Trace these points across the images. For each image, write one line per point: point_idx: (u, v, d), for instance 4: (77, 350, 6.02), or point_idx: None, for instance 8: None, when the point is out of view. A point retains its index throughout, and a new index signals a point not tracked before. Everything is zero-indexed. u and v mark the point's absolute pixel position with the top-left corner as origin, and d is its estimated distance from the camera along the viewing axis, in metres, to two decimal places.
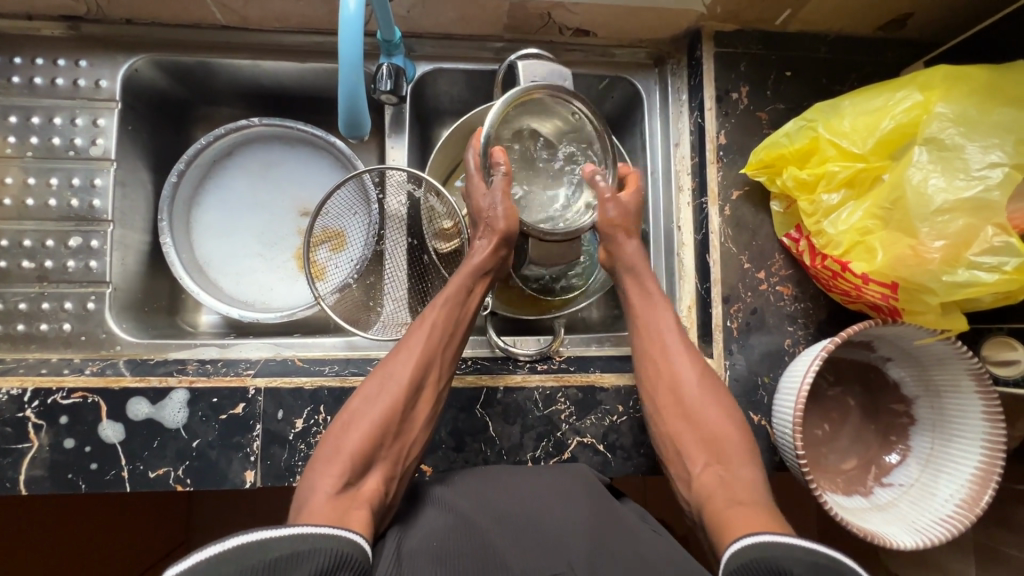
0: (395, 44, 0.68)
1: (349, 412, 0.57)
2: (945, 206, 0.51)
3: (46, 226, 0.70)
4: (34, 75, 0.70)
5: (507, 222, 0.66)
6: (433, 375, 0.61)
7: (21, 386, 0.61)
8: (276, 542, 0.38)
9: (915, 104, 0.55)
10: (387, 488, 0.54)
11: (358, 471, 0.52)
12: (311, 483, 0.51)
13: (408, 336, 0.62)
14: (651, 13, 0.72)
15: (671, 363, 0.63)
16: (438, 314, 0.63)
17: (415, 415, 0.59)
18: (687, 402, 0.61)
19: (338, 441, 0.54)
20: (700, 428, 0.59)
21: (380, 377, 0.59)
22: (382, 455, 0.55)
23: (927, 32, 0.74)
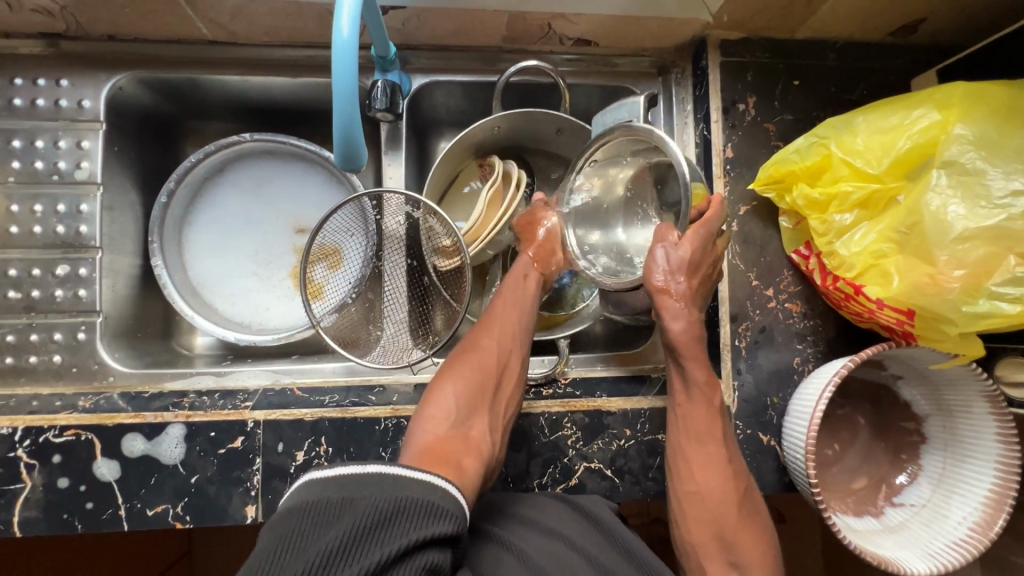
0: (390, 60, 0.66)
1: (444, 373, 0.60)
2: (965, 233, 0.49)
3: (31, 254, 0.68)
4: (13, 95, 0.67)
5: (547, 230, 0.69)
6: (517, 342, 0.64)
7: (11, 425, 0.59)
8: (414, 483, 0.40)
9: (933, 124, 0.53)
10: (492, 437, 0.56)
11: (462, 419, 0.55)
12: (419, 433, 0.54)
13: (492, 309, 0.66)
14: (655, 22, 0.69)
15: (703, 467, 0.59)
16: (513, 288, 0.67)
17: (507, 379, 0.62)
18: (716, 515, 0.58)
19: (437, 397, 0.57)
20: (729, 538, 0.57)
21: (471, 343, 0.63)
22: (481, 410, 0.57)
23: (939, 37, 0.72)
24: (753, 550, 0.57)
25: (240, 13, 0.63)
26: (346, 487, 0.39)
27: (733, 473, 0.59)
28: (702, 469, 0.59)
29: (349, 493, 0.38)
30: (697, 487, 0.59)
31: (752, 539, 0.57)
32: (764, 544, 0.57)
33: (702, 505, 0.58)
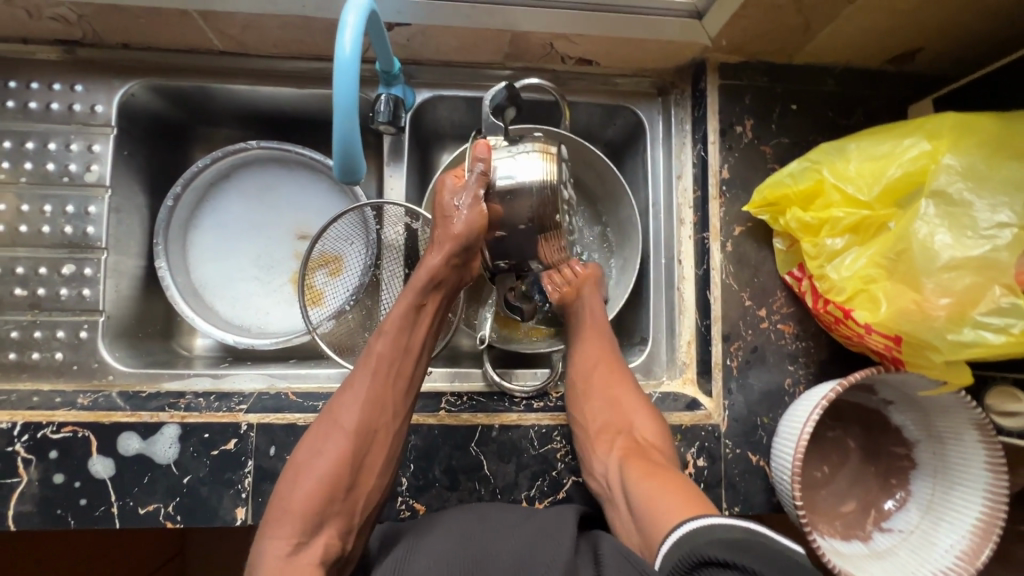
0: (394, 75, 0.67)
1: (294, 465, 0.56)
2: (951, 262, 0.50)
3: (39, 254, 0.69)
4: (29, 99, 0.69)
5: (472, 225, 0.59)
6: (387, 414, 0.59)
7: (11, 420, 0.60)
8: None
9: (923, 154, 0.54)
10: (344, 541, 0.54)
11: (310, 528, 0.52)
12: (262, 543, 0.51)
13: (356, 377, 0.60)
14: (655, 44, 0.70)
15: (591, 354, 0.70)
16: (382, 345, 0.61)
17: (370, 457, 0.57)
18: (600, 391, 0.67)
19: (285, 501, 0.53)
20: (611, 416, 0.66)
21: (327, 421, 0.58)
22: (333, 511, 0.53)
23: (936, 66, 0.73)
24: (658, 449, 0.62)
25: (250, 26, 0.66)
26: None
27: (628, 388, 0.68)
28: (585, 346, 0.70)
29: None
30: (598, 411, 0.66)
31: (633, 403, 0.66)
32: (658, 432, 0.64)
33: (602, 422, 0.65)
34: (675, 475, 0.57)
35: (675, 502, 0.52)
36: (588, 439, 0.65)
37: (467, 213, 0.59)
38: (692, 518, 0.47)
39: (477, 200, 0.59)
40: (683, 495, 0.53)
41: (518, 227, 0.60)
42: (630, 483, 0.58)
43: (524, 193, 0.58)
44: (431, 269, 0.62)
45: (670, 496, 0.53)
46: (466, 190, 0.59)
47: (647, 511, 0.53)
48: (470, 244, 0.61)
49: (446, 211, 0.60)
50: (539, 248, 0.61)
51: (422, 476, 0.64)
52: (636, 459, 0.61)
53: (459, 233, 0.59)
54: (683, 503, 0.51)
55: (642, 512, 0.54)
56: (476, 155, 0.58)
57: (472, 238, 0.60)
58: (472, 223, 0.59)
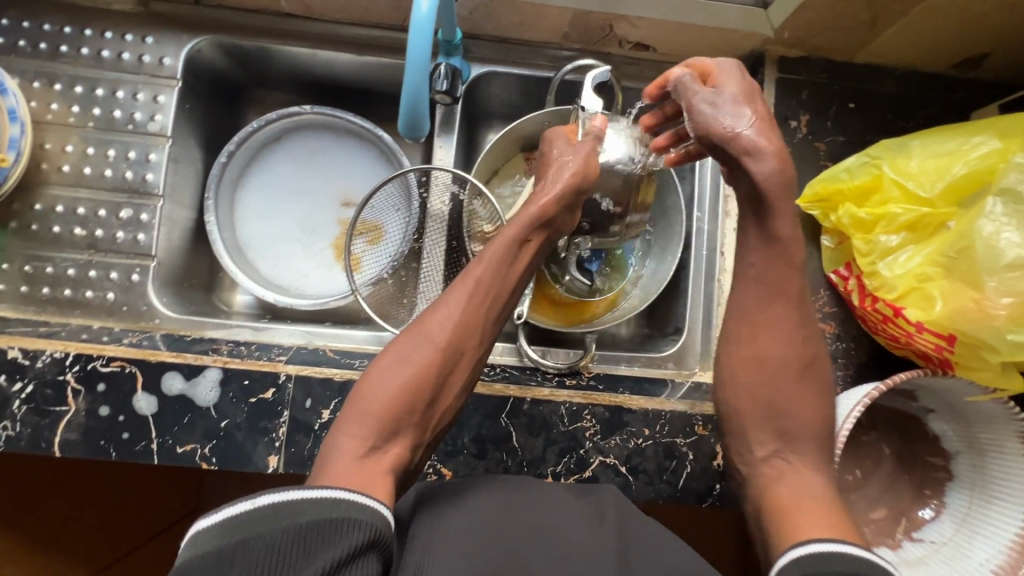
0: (454, 45, 0.68)
1: (380, 367, 0.56)
2: (1016, 262, 0.49)
3: (99, 196, 0.72)
4: (102, 47, 0.72)
5: (585, 175, 0.63)
6: (476, 339, 0.60)
7: (64, 350, 0.62)
8: (309, 505, 0.39)
9: (992, 152, 0.53)
10: (412, 455, 0.54)
11: (385, 435, 0.52)
12: (337, 440, 0.50)
13: (451, 294, 0.61)
14: (715, 33, 0.70)
15: (761, 315, 0.64)
16: (482, 271, 0.62)
17: (452, 376, 0.58)
18: (763, 376, 0.63)
19: (366, 401, 0.53)
20: (763, 412, 0.62)
21: (420, 332, 0.58)
22: (411, 421, 0.54)
23: (1002, 73, 0.71)
24: (809, 421, 0.61)
25: None
26: (242, 529, 0.37)
27: (799, 340, 0.63)
28: (764, 333, 0.64)
29: (243, 536, 0.37)
30: (756, 354, 0.64)
31: (809, 400, 0.62)
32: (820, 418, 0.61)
33: (738, 386, 0.64)
34: (824, 499, 0.54)
35: (816, 516, 0.52)
36: (738, 442, 0.62)
37: (582, 157, 0.63)
38: (817, 540, 0.48)
39: (593, 153, 0.64)
40: (825, 519, 0.52)
41: (600, 198, 0.68)
42: (772, 502, 0.56)
43: (614, 170, 0.67)
44: (541, 205, 0.63)
45: (807, 506, 0.54)
46: (582, 143, 0.64)
47: (784, 526, 0.53)
48: (582, 187, 0.64)
49: (558, 156, 0.65)
50: (614, 222, 0.70)
51: (451, 442, 0.65)
52: (794, 478, 0.58)
53: (567, 177, 0.63)
54: (825, 523, 0.51)
55: (772, 526, 0.54)
56: (597, 119, 0.65)
57: (587, 186, 0.64)
58: (585, 169, 0.63)
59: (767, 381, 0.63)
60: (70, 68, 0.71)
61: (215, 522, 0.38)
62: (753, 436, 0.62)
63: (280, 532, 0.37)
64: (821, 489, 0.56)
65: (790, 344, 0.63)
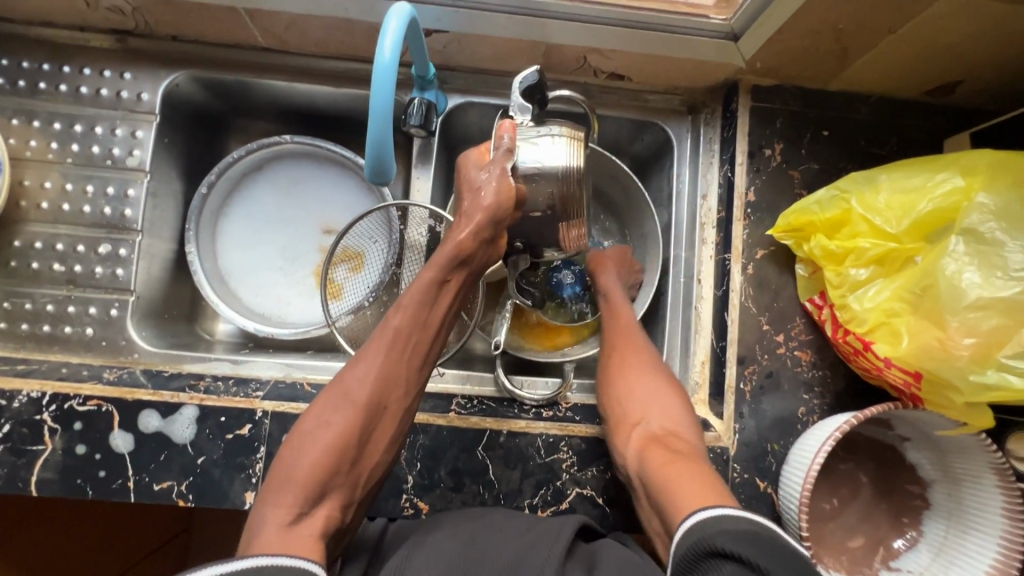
0: (429, 79, 0.69)
1: (301, 432, 0.55)
2: (979, 302, 0.49)
3: (78, 232, 0.72)
4: (80, 84, 0.73)
5: (500, 203, 0.59)
6: (399, 388, 0.59)
7: (41, 389, 0.63)
8: (239, 573, 0.39)
9: (956, 189, 0.53)
10: (343, 516, 0.53)
11: (311, 500, 0.51)
12: (262, 512, 0.49)
13: (371, 346, 0.60)
14: (688, 63, 0.70)
15: (625, 334, 0.69)
16: (400, 320, 0.61)
17: (377, 429, 0.57)
18: (628, 384, 0.65)
19: (287, 468, 0.53)
20: (636, 403, 0.63)
21: (339, 390, 0.58)
22: (337, 482, 0.53)
23: (976, 100, 0.72)
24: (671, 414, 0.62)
25: (293, 25, 0.68)
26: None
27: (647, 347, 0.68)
28: (621, 341, 0.69)
29: None
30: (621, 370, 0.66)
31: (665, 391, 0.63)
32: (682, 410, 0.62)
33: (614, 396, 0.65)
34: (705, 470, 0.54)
35: (691, 479, 0.51)
36: (618, 429, 0.62)
37: (495, 186, 0.59)
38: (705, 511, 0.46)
39: (504, 173, 0.59)
40: (698, 480, 0.51)
41: (538, 215, 0.61)
42: (651, 469, 0.55)
43: (545, 181, 0.60)
44: (457, 243, 0.61)
45: (679, 479, 0.52)
46: (494, 163, 0.59)
47: (666, 496, 0.51)
48: (499, 218, 0.60)
49: (475, 186, 0.59)
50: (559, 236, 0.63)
51: (427, 476, 0.65)
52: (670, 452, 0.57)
53: (481, 209, 0.59)
54: (701, 487, 0.50)
55: (660, 496, 0.52)
56: (501, 133, 0.59)
57: (503, 215, 0.60)
58: (501, 196, 0.59)
59: (631, 386, 0.65)
60: (48, 105, 0.72)
61: None
62: (625, 425, 0.62)
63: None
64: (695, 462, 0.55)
65: (647, 351, 0.67)
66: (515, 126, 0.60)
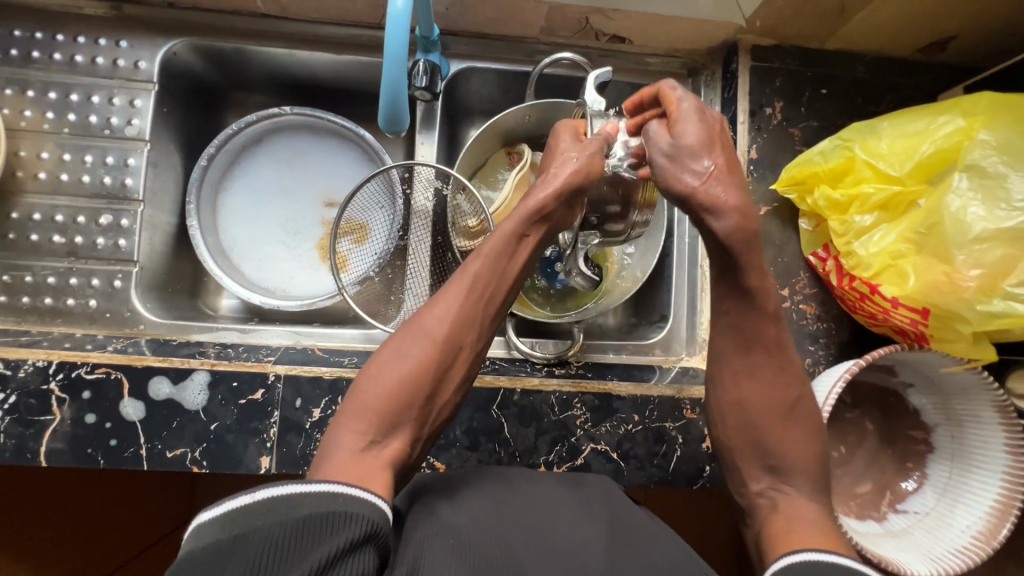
0: (433, 41, 0.68)
1: (377, 363, 0.53)
2: (983, 234, 0.50)
3: (77, 203, 0.71)
4: (75, 52, 0.71)
5: (585, 176, 0.59)
6: (475, 334, 0.57)
7: (47, 358, 0.62)
8: (312, 499, 0.39)
9: (957, 130, 0.54)
10: (412, 450, 0.51)
11: (384, 431, 0.49)
12: (335, 435, 0.48)
13: (450, 284, 0.58)
14: (689, 24, 0.71)
15: (742, 380, 0.57)
16: (478, 265, 0.58)
17: (452, 370, 0.55)
18: (738, 423, 0.57)
19: (363, 397, 0.51)
20: (754, 453, 0.56)
21: (419, 325, 0.55)
22: (410, 416, 0.51)
23: (968, 56, 0.74)
24: (799, 457, 0.54)
25: None
26: (241, 522, 0.37)
27: (784, 383, 0.56)
28: (745, 378, 0.57)
29: (242, 530, 0.37)
30: (736, 398, 0.57)
31: (795, 444, 0.55)
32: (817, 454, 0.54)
33: (723, 424, 0.59)
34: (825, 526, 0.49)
35: (808, 535, 0.47)
36: (733, 471, 0.58)
37: (584, 156, 0.59)
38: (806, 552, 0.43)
39: (598, 152, 0.59)
40: (813, 532, 0.47)
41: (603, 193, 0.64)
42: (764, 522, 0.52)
43: (620, 167, 0.61)
44: (539, 201, 0.59)
45: (799, 526, 0.49)
46: (589, 144, 0.60)
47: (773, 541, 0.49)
48: (584, 182, 0.59)
49: (563, 153, 0.60)
50: (617, 218, 0.67)
51: (443, 436, 0.65)
52: (788, 508, 0.52)
53: (568, 172, 0.59)
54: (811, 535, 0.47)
55: (764, 530, 0.51)
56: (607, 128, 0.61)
57: (589, 180, 0.59)
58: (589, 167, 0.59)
59: (744, 425, 0.57)
60: (42, 74, 0.71)
61: (225, 510, 0.38)
62: (744, 470, 0.56)
63: (281, 525, 0.37)
64: (816, 515, 0.50)
65: (780, 389, 0.56)
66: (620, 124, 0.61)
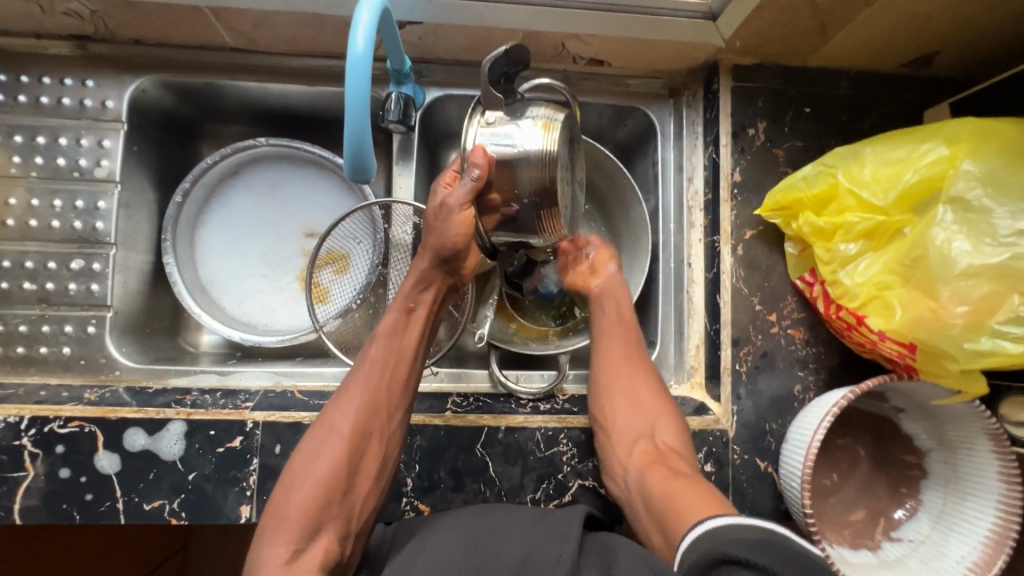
0: (405, 73, 0.67)
1: (290, 473, 0.54)
2: (969, 270, 0.49)
3: (48, 248, 0.69)
4: (40, 94, 0.70)
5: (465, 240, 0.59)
6: (382, 417, 0.58)
7: (18, 414, 0.60)
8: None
9: (941, 159, 0.53)
10: (342, 547, 0.53)
11: (306, 536, 0.51)
12: (261, 552, 0.50)
13: (350, 377, 0.60)
14: (667, 46, 0.70)
15: (618, 364, 0.69)
16: (377, 350, 0.61)
17: (366, 458, 0.57)
18: (627, 403, 0.66)
19: (280, 508, 0.52)
20: (635, 417, 0.65)
21: (322, 424, 0.57)
22: (331, 515, 0.52)
23: (954, 70, 0.72)
24: (668, 430, 0.64)
25: (262, 22, 0.65)
26: None
27: (638, 357, 0.70)
28: (608, 337, 0.71)
29: None
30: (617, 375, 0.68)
31: (654, 400, 0.67)
32: (679, 427, 0.65)
33: (608, 409, 0.67)
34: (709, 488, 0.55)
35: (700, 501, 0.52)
36: (613, 450, 0.64)
37: (458, 218, 0.58)
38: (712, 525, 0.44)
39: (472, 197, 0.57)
40: (703, 499, 0.53)
41: (513, 209, 0.58)
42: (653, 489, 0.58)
43: (530, 169, 0.55)
44: (420, 273, 0.63)
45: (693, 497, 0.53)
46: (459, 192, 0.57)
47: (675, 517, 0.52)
48: (457, 250, 0.60)
49: (435, 215, 0.59)
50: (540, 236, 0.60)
51: (427, 477, 0.64)
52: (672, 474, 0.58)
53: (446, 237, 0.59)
54: (703, 503, 0.52)
55: (663, 514, 0.54)
56: (474, 160, 0.55)
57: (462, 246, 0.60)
58: (457, 232, 0.58)
59: (630, 400, 0.67)
60: (8, 118, 0.69)
61: None
62: (623, 445, 0.64)
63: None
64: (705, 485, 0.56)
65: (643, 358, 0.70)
66: (488, 150, 0.55)
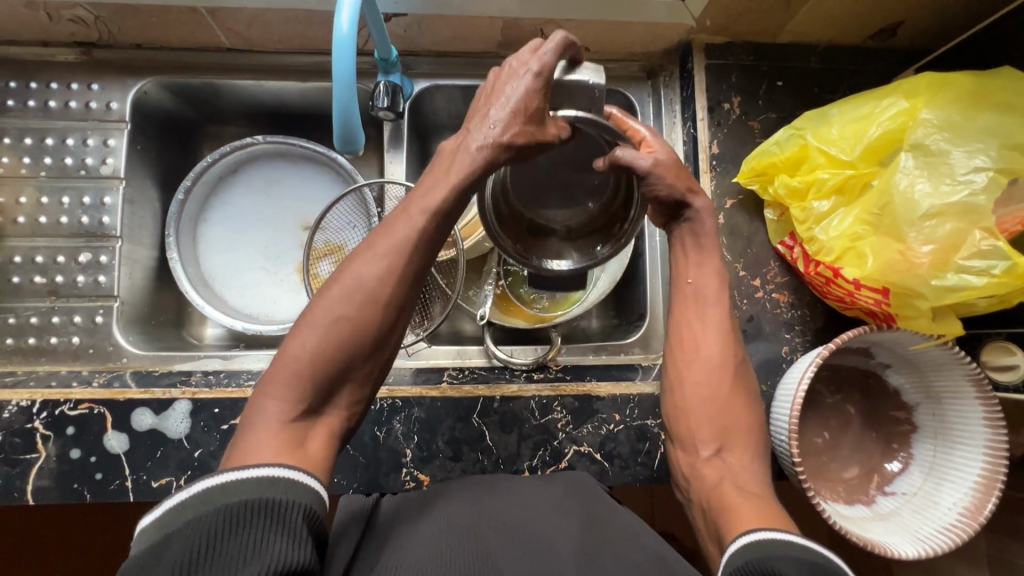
0: (392, 62, 0.70)
1: (307, 320, 0.49)
2: (932, 210, 0.51)
3: (57, 243, 0.73)
4: (49, 98, 0.73)
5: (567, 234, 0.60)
6: (412, 288, 0.52)
7: (30, 398, 0.63)
8: (245, 485, 0.38)
9: (901, 111, 0.56)
10: (350, 412, 0.50)
11: (313, 395, 0.47)
12: (261, 402, 0.46)
13: (384, 237, 0.52)
14: (642, 27, 0.73)
15: (701, 347, 0.62)
16: (416, 215, 0.52)
17: (391, 331, 0.51)
18: (705, 396, 0.61)
19: (291, 357, 0.48)
20: (705, 414, 0.60)
21: (349, 279, 0.50)
22: (343, 375, 0.49)
23: (918, 40, 0.75)
24: (740, 427, 0.59)
25: (256, 21, 0.69)
26: (175, 520, 0.36)
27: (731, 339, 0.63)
28: (701, 332, 0.63)
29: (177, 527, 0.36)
30: (694, 353, 0.62)
31: (740, 410, 0.60)
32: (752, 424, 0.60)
33: (684, 394, 0.62)
34: (762, 497, 0.52)
35: (752, 511, 0.50)
36: (682, 440, 0.61)
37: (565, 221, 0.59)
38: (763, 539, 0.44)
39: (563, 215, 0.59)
40: (755, 506, 0.50)
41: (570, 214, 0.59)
42: (711, 497, 0.55)
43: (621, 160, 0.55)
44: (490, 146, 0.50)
45: (744, 503, 0.51)
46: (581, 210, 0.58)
47: (725, 517, 0.51)
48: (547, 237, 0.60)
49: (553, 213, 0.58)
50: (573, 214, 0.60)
51: (425, 447, 0.65)
52: (733, 480, 0.55)
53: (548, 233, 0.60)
54: (758, 512, 0.49)
55: (715, 514, 0.52)
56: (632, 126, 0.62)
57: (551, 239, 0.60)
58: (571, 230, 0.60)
59: (703, 385, 0.61)
60: (18, 121, 0.73)
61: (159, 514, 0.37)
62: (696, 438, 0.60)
63: (212, 514, 0.36)
64: (760, 491, 0.53)
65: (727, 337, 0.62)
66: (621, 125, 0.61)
